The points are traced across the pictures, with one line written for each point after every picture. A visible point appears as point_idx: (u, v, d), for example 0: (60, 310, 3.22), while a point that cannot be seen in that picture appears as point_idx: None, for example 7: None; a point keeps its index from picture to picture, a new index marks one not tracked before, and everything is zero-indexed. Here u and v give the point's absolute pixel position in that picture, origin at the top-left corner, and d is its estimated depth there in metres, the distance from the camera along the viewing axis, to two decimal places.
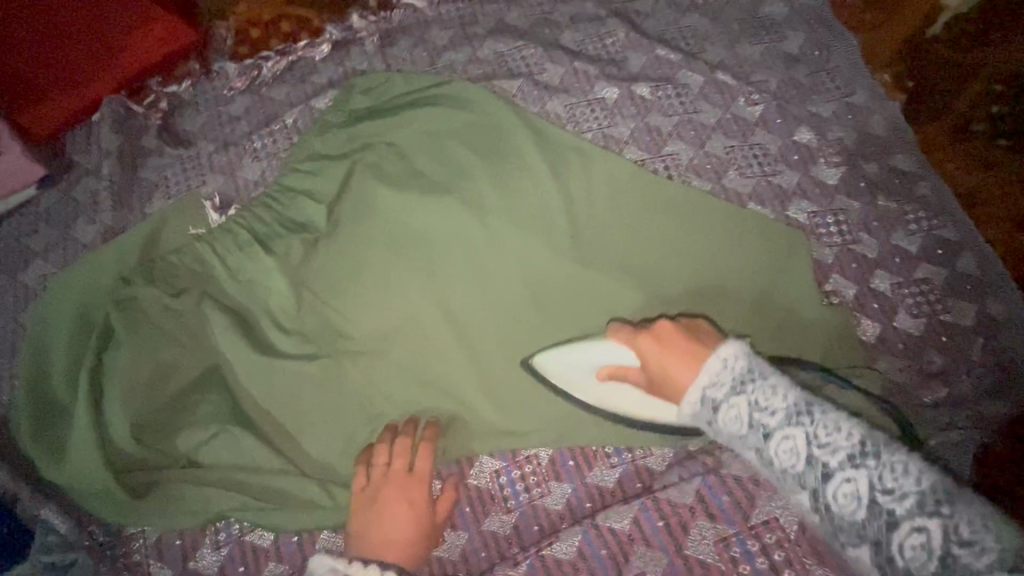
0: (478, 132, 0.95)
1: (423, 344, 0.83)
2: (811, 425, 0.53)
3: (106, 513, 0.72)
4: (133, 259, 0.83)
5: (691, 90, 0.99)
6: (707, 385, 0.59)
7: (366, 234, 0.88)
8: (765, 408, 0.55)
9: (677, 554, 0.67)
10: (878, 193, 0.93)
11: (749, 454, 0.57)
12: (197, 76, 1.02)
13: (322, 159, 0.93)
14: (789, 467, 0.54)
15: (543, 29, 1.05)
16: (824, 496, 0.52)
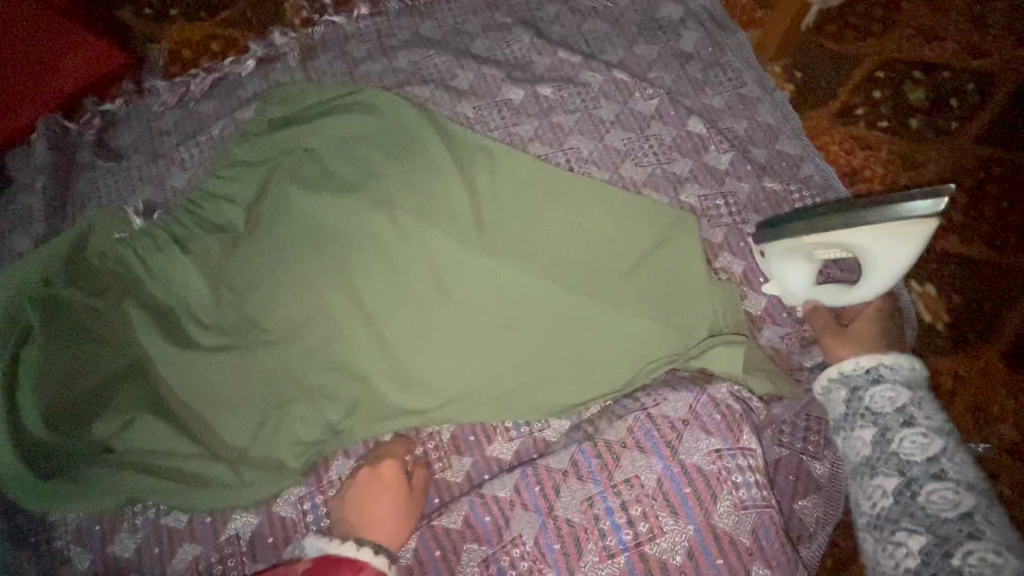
0: (389, 136, 1.02)
1: (331, 332, 0.88)
2: (928, 429, 0.66)
3: (25, 498, 0.77)
4: (59, 261, 0.89)
5: (591, 88, 1.06)
6: (885, 364, 0.72)
7: (278, 230, 0.93)
8: (923, 409, 0.68)
9: (549, 515, 0.72)
10: (764, 176, 0.99)
11: (865, 430, 0.70)
12: (130, 93, 1.09)
13: (245, 166, 1.00)
14: (904, 454, 0.65)
15: (455, 38, 1.12)
16: (918, 487, 0.63)
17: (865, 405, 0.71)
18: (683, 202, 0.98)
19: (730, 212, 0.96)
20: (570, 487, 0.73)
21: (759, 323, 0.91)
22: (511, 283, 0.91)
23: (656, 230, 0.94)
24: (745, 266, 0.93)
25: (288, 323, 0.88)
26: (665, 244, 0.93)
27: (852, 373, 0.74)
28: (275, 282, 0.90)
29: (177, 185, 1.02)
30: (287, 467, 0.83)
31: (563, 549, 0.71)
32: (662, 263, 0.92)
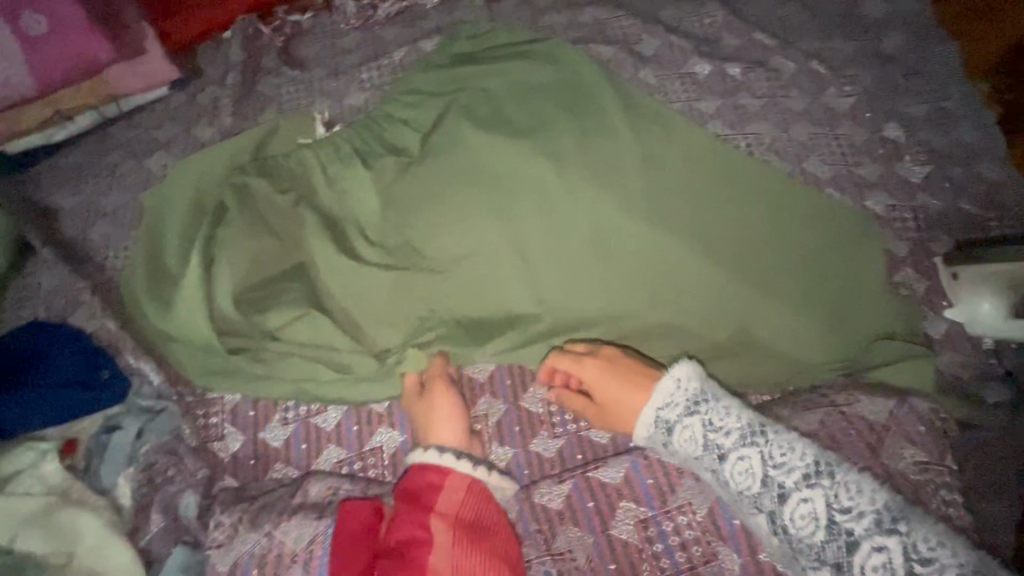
0: (565, 90, 1.01)
1: (489, 272, 0.88)
2: (765, 446, 0.58)
3: (203, 367, 0.82)
4: (249, 158, 0.94)
5: (783, 76, 1.02)
6: (660, 405, 0.64)
7: (447, 163, 0.92)
8: (718, 427, 0.60)
9: None
10: (961, 196, 0.93)
11: (707, 475, 0.62)
12: (318, 9, 1.11)
13: (424, 97, 1.01)
14: (744, 489, 0.58)
15: (643, 4, 1.10)
16: (783, 520, 0.55)
17: (681, 452, 0.62)
18: (869, 208, 0.92)
19: (918, 227, 0.91)
20: None
21: (941, 346, 0.84)
22: (673, 258, 0.88)
23: (832, 229, 0.90)
24: (929, 285, 0.87)
25: (450, 255, 0.88)
26: (840, 247, 0.89)
27: (669, 397, 0.64)
28: (441, 210, 0.89)
29: (353, 103, 1.03)
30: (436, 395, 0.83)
31: (742, 529, 0.66)
32: (835, 266, 0.88)
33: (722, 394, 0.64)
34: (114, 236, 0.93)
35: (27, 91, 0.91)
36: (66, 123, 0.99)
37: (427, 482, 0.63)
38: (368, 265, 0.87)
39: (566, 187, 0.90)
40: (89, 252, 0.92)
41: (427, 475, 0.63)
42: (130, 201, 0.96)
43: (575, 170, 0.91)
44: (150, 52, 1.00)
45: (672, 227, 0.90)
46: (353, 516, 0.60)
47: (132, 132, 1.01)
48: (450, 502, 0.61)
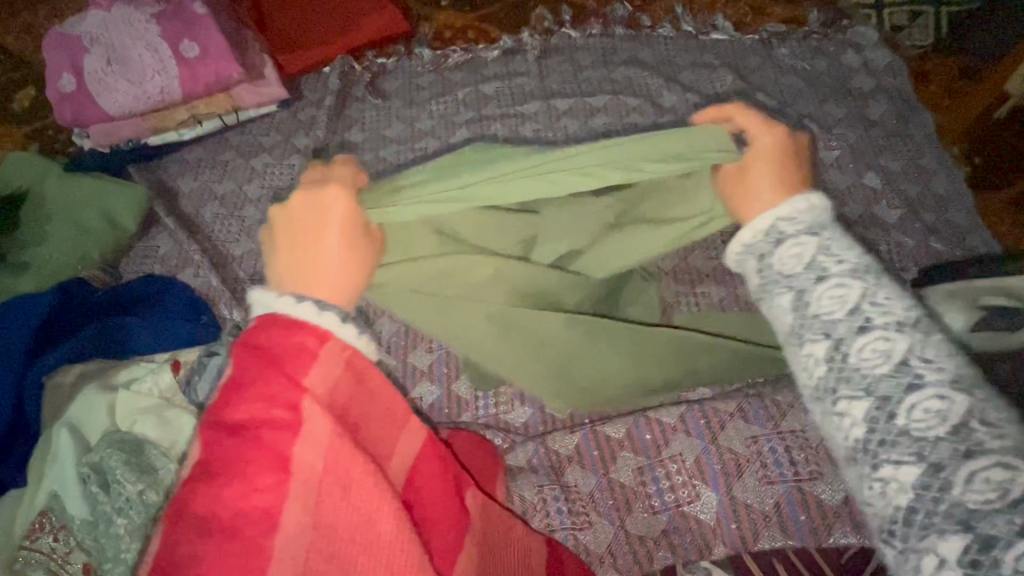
0: None
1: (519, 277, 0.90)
2: (870, 285, 0.54)
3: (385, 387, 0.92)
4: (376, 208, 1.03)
5: (780, 130, 1.21)
6: (782, 217, 0.61)
7: None
8: (835, 253, 0.57)
9: (713, 443, 0.81)
10: (931, 235, 1.08)
11: (782, 295, 0.58)
12: (401, 54, 1.37)
13: (480, 128, 1.24)
14: (826, 313, 0.54)
15: (666, 67, 1.33)
16: (849, 347, 0.51)
17: (778, 269, 0.59)
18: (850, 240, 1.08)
19: (893, 258, 1.06)
20: (735, 425, 0.82)
21: None
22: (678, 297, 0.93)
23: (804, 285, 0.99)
24: None
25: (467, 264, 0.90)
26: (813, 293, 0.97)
27: (760, 238, 0.62)
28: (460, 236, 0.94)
29: (422, 127, 1.26)
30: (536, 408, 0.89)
31: (724, 472, 0.80)
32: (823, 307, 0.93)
33: (840, 230, 0.60)
34: (221, 213, 1.15)
35: (175, 97, 1.17)
36: (196, 125, 1.24)
37: (295, 344, 0.53)
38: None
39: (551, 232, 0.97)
40: (200, 224, 1.14)
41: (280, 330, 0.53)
42: (237, 189, 1.18)
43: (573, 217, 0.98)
44: (267, 79, 1.25)
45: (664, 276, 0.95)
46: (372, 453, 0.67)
47: (244, 137, 1.25)
48: (319, 374, 0.53)
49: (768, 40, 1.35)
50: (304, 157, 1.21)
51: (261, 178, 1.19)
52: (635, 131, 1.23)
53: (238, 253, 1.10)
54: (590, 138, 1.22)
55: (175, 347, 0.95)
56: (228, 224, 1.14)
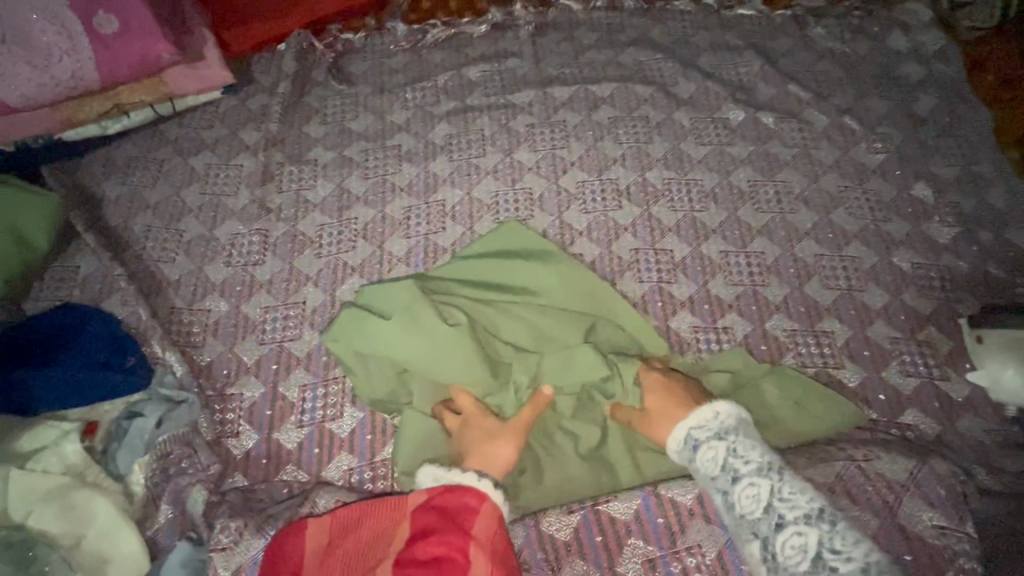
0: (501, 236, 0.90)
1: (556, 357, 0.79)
2: (778, 480, 0.61)
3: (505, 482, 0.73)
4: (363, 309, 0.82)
5: (815, 128, 1.04)
6: (693, 425, 0.67)
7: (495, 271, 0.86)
8: (740, 454, 0.63)
9: None
10: (989, 260, 0.93)
11: (715, 496, 0.64)
12: (370, 30, 1.16)
13: (463, 123, 1.05)
14: (749, 513, 0.61)
15: (682, 48, 1.13)
16: (774, 546, 0.58)
17: (705, 469, 0.65)
18: (894, 264, 0.93)
19: (943, 288, 0.91)
20: None
21: (960, 410, 0.83)
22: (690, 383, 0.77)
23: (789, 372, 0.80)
24: (951, 347, 0.87)
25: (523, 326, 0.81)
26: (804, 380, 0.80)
27: (699, 438, 0.66)
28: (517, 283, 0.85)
29: (395, 120, 1.06)
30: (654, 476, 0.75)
31: None
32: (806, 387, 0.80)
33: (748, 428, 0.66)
34: (154, 227, 0.96)
35: (91, 84, 0.96)
36: (122, 117, 1.04)
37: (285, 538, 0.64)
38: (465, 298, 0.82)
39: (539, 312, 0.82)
40: (130, 240, 0.96)
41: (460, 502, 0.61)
42: (173, 196, 0.99)
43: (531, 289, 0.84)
44: (208, 59, 1.05)
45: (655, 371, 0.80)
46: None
47: (183, 132, 1.06)
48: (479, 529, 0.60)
49: (801, 18, 1.16)
50: (255, 157, 1.02)
51: (202, 183, 1.00)
52: (645, 128, 1.05)
53: (175, 277, 0.93)
54: (593, 137, 1.04)
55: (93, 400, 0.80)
56: (161, 242, 0.95)
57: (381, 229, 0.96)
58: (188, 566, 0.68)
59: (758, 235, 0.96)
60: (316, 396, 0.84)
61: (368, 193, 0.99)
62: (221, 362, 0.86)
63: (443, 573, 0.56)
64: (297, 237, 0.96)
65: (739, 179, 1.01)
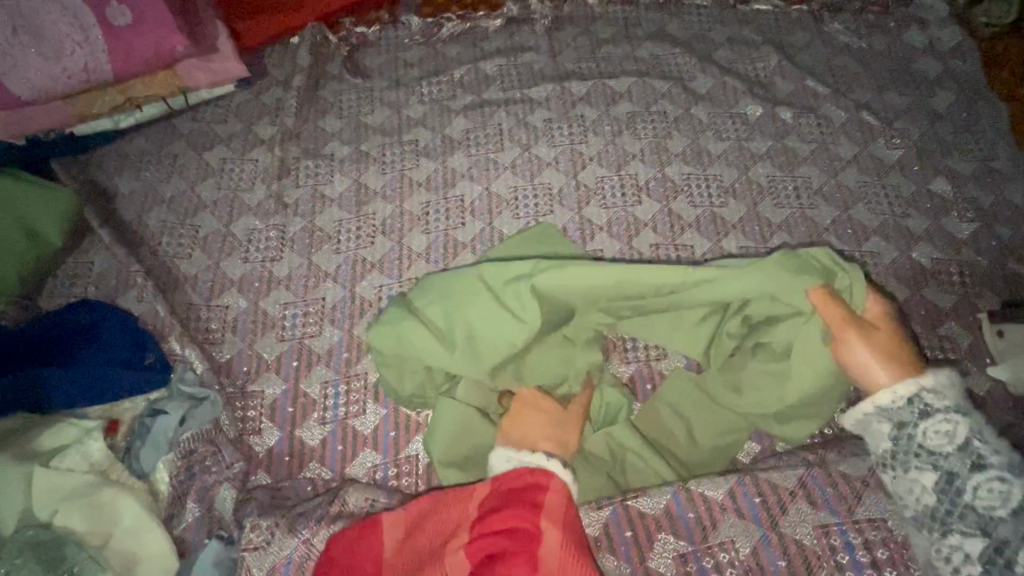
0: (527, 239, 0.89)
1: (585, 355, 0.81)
2: (1021, 483, 0.56)
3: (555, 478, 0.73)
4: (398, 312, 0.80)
5: (833, 123, 1.04)
6: (926, 389, 0.60)
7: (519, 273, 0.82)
8: (988, 441, 0.58)
9: (772, 529, 0.67)
10: (1008, 255, 0.93)
11: (925, 473, 0.59)
12: (384, 23, 1.15)
13: (480, 118, 1.04)
14: (985, 508, 0.56)
15: (699, 43, 1.13)
16: (1015, 554, 0.54)
17: (922, 443, 0.59)
18: (915, 259, 0.93)
19: (963, 283, 0.91)
20: (798, 507, 0.68)
21: (982, 404, 0.83)
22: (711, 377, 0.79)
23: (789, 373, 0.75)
24: (972, 342, 0.88)
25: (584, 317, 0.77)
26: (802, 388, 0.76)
27: (893, 408, 0.61)
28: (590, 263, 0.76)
29: (411, 114, 1.05)
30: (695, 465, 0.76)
31: (790, 568, 0.65)
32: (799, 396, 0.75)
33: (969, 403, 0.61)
34: (169, 222, 0.95)
35: (103, 76, 0.94)
36: (135, 111, 1.03)
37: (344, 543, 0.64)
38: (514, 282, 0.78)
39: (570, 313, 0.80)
40: (144, 236, 0.94)
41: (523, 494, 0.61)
42: (187, 190, 0.98)
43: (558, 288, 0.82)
44: (222, 52, 1.03)
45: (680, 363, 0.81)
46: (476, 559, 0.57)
47: (195, 125, 1.04)
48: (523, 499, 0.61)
49: (818, 13, 1.15)
50: (270, 151, 1.01)
51: (217, 177, 0.99)
52: (664, 122, 1.04)
53: (191, 273, 0.91)
54: (612, 131, 1.04)
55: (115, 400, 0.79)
56: (176, 237, 0.94)
57: (400, 225, 0.95)
58: (221, 565, 0.68)
59: (779, 230, 0.96)
60: (338, 393, 0.84)
61: (386, 188, 0.98)
62: (241, 358, 0.86)
63: (502, 564, 0.55)
64: (315, 232, 0.95)
65: (758, 174, 1.00)
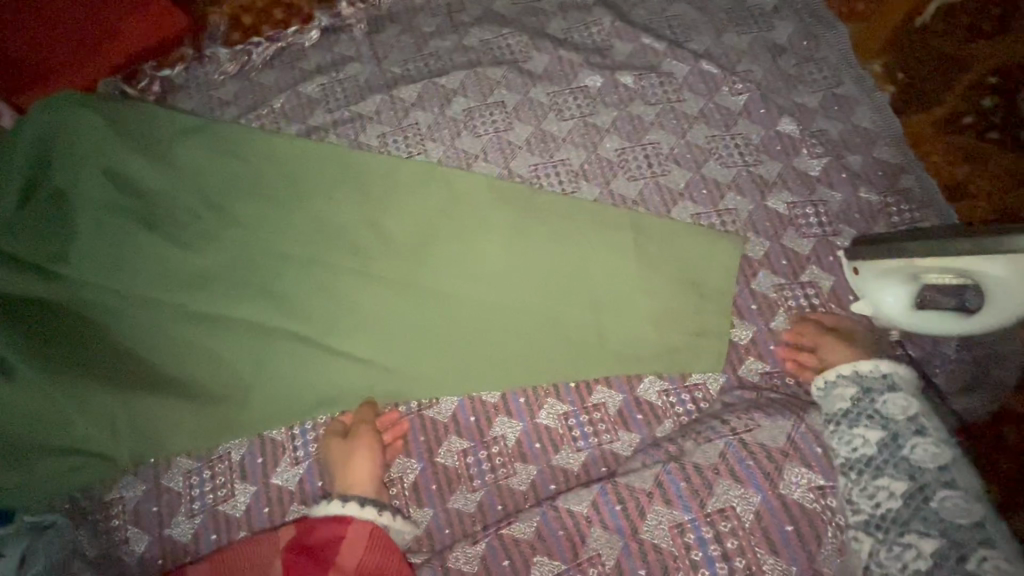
0: (296, 240, 0.91)
1: (360, 294, 0.88)
2: (956, 456, 0.63)
3: (194, 295, 0.86)
4: (158, 285, 0.86)
5: (675, 79, 1.00)
6: (898, 373, 0.70)
7: (298, 259, 0.90)
8: (932, 421, 0.66)
9: (632, 537, 0.70)
10: (861, 184, 0.92)
11: (872, 431, 0.67)
12: (189, 59, 1.05)
13: (302, 153, 0.95)
14: (918, 461, 0.62)
15: (530, 18, 1.06)
16: (932, 493, 0.59)
17: (878, 409, 0.68)
18: (770, 208, 0.91)
19: (821, 224, 0.90)
20: (654, 510, 0.71)
21: None
22: (488, 276, 0.88)
23: (575, 264, 0.88)
24: (834, 282, 0.87)
25: (422, 252, 0.90)
26: (582, 273, 0.88)
27: (867, 375, 0.70)
28: (454, 175, 0.93)
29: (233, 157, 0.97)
30: (367, 292, 0.88)
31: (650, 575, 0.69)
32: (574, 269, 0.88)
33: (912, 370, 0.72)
34: None
35: None
36: None
37: (326, 532, 0.67)
38: (368, 213, 0.92)
39: (333, 296, 0.88)
40: None
41: (332, 533, 0.67)
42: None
43: (333, 286, 0.88)
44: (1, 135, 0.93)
45: (457, 252, 0.90)
46: (350, 539, 0.67)
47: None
48: (349, 555, 0.65)
49: None
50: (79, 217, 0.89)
51: None
52: (503, 113, 0.99)
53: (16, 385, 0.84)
54: (450, 134, 0.98)
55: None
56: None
57: None
58: None
59: (634, 206, 0.93)
60: (203, 480, 0.80)
61: None
62: None
63: None
64: None
65: (607, 150, 0.96)
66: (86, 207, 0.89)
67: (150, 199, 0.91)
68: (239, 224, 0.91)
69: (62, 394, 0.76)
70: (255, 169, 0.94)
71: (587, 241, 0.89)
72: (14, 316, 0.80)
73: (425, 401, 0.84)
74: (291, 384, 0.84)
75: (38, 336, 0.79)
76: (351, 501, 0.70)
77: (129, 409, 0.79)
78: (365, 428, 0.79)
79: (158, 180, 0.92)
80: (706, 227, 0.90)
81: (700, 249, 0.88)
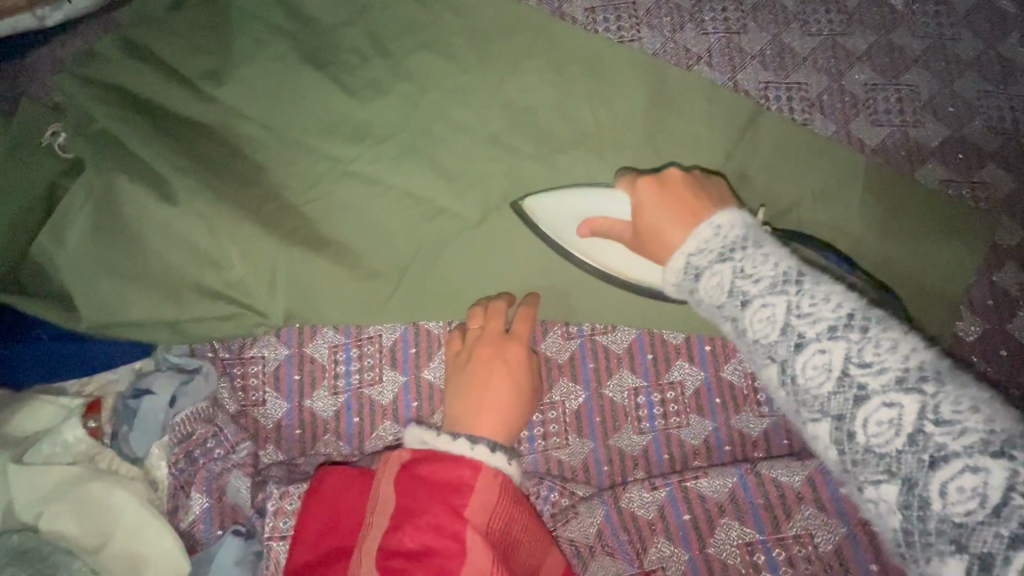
0: (477, 109, 0.77)
1: (543, 193, 0.76)
2: (857, 341, 0.39)
3: (362, 150, 0.75)
4: (321, 130, 0.75)
5: (955, 11, 0.81)
6: (695, 253, 0.47)
7: (477, 133, 0.77)
8: (753, 279, 0.43)
9: (862, 527, 0.64)
10: None
11: (767, 369, 0.42)
12: None
13: (497, 8, 0.79)
14: (812, 387, 0.40)
15: None
16: (853, 427, 0.38)
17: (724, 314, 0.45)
18: None
19: None
20: None
21: None
22: None
23: (794, 210, 0.76)
24: None
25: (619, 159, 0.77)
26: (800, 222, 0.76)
27: (701, 250, 0.46)
28: (671, 75, 0.78)
29: None
30: (552, 188, 0.77)
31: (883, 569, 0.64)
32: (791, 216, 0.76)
33: (770, 241, 0.46)
34: None
35: None
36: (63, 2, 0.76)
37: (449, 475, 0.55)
38: (564, 98, 0.78)
39: (513, 187, 0.76)
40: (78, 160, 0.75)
41: (457, 475, 0.55)
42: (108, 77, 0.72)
43: (514, 174, 0.76)
44: None
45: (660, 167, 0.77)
46: (481, 492, 0.55)
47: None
48: (478, 509, 0.53)
49: None
50: (237, 35, 0.76)
51: None
52: (737, 12, 0.82)
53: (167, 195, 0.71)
54: (671, 24, 0.81)
55: (72, 376, 0.67)
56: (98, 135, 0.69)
57: None
58: (243, 563, 0.63)
59: (872, 156, 0.78)
60: (351, 358, 0.73)
61: None
62: None
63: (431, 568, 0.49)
64: None
65: (854, 83, 0.80)
66: (246, 24, 0.76)
67: (314, 28, 0.77)
68: (413, 80, 0.77)
69: (219, 235, 0.68)
70: (437, 16, 0.79)
71: (812, 187, 0.76)
72: (169, 133, 0.70)
73: (598, 326, 0.74)
74: (452, 279, 0.74)
75: (192, 162, 0.70)
76: (478, 443, 0.58)
77: (285, 264, 0.70)
78: (528, 355, 0.67)
79: (326, 7, 0.78)
80: (954, 199, 0.77)
81: (932, 226, 0.76)
